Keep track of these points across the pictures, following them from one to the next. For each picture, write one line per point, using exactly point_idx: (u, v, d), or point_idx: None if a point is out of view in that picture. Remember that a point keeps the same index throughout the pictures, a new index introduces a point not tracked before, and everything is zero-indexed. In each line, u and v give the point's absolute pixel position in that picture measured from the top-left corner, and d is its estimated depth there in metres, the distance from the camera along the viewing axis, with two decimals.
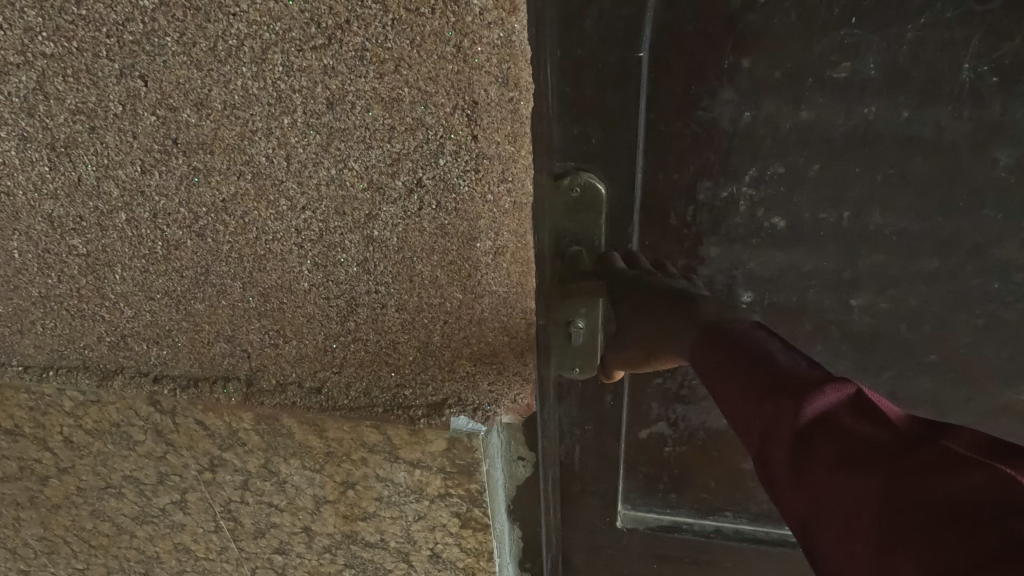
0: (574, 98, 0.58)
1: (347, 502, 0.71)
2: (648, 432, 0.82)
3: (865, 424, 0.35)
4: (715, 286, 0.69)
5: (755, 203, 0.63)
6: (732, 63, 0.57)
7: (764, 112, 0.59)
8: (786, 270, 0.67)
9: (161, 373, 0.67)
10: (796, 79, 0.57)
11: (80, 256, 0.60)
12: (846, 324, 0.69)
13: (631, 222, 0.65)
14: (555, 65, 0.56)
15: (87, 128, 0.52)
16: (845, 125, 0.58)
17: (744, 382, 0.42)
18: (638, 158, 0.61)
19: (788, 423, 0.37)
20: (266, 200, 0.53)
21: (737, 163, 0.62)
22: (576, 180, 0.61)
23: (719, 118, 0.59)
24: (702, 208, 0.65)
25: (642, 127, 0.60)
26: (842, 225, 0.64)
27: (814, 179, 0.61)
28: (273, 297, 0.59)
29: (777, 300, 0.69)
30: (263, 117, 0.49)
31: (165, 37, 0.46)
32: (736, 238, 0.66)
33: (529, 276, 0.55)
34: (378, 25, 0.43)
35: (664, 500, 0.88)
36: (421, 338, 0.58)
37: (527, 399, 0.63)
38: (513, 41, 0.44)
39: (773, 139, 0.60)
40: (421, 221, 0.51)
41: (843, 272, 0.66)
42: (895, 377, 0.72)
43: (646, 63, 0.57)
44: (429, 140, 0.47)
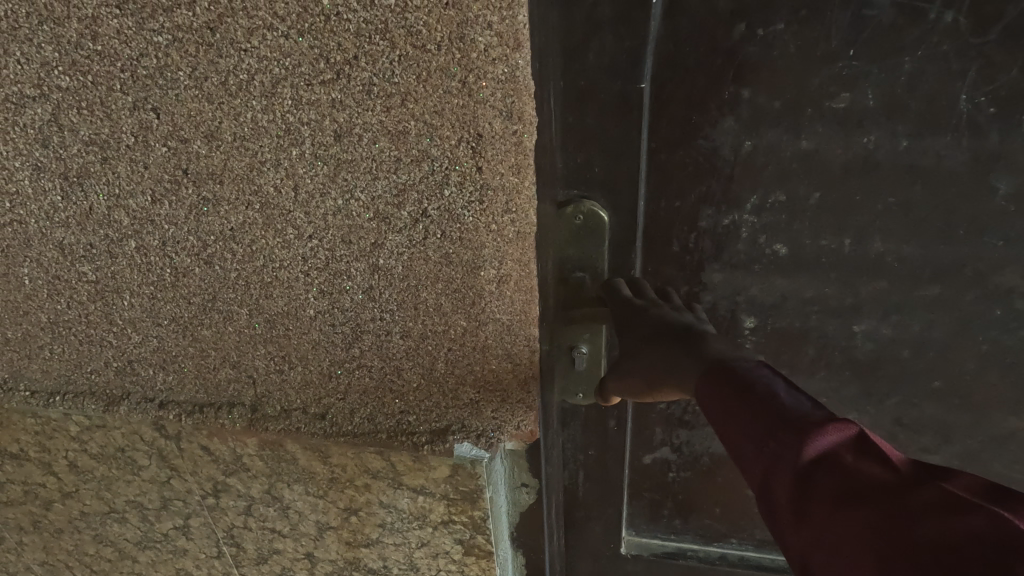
0: (577, 128, 0.59)
1: (350, 528, 0.71)
2: (652, 457, 0.82)
3: (868, 464, 0.35)
4: (718, 311, 0.70)
5: (757, 230, 0.64)
6: (732, 93, 0.57)
7: (765, 141, 0.59)
8: (788, 297, 0.67)
9: (167, 398, 0.67)
10: (795, 109, 0.58)
11: (90, 283, 0.61)
12: (849, 350, 0.70)
13: (633, 249, 0.66)
14: (558, 95, 0.57)
15: (99, 159, 0.53)
16: (845, 154, 0.59)
17: (747, 417, 0.42)
18: (641, 186, 0.62)
19: (791, 460, 0.38)
20: (273, 228, 0.54)
21: (739, 191, 0.62)
22: (579, 209, 0.62)
23: (720, 147, 0.60)
24: (704, 235, 0.65)
25: (644, 156, 0.61)
26: (844, 252, 0.64)
27: (815, 206, 0.62)
28: (280, 324, 0.59)
29: (779, 326, 0.69)
30: (271, 148, 0.50)
31: (177, 71, 0.47)
32: (738, 264, 0.66)
33: (532, 304, 0.55)
34: (385, 61, 0.44)
35: (668, 525, 0.88)
36: (425, 365, 0.59)
37: (531, 426, 0.63)
38: (517, 76, 0.44)
39: (774, 167, 0.61)
40: (426, 250, 0.52)
41: (845, 299, 0.67)
42: (899, 404, 0.72)
43: (648, 94, 0.58)
44: (434, 171, 0.48)
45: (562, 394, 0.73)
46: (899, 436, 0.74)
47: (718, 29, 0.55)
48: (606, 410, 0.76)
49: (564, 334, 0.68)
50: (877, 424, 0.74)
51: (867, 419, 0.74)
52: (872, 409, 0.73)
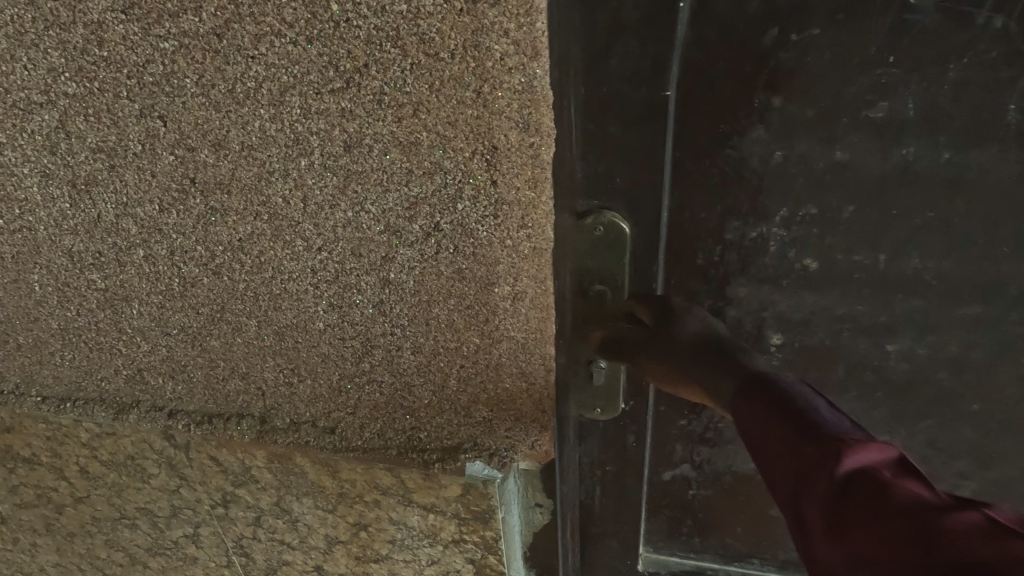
0: (598, 136, 0.56)
1: (360, 543, 0.69)
2: (672, 473, 0.79)
3: (910, 484, 0.32)
4: (743, 328, 0.67)
5: (786, 244, 0.61)
6: (763, 102, 0.55)
7: (797, 151, 0.56)
8: (818, 313, 0.64)
9: (176, 408, 0.66)
10: (830, 118, 0.54)
11: (99, 291, 0.60)
12: (881, 370, 0.66)
13: (656, 261, 0.63)
14: (578, 103, 0.54)
15: (107, 167, 0.52)
16: (882, 166, 0.56)
17: (782, 434, 0.40)
18: (664, 196, 0.59)
19: (827, 471, 0.35)
20: (282, 240, 0.52)
21: (768, 203, 0.59)
22: (599, 220, 0.59)
23: (749, 157, 0.57)
24: (730, 248, 0.62)
25: (669, 165, 0.58)
26: (879, 268, 0.61)
27: (848, 220, 0.59)
28: (289, 336, 0.58)
29: (808, 343, 0.66)
30: (280, 158, 0.48)
31: (184, 79, 0.46)
32: (765, 278, 0.63)
33: (549, 323, 0.51)
34: (397, 69, 0.42)
35: (688, 543, 0.85)
36: (437, 382, 0.57)
37: (547, 445, 0.60)
38: (535, 86, 0.42)
39: (805, 179, 0.58)
40: (438, 265, 0.50)
41: (878, 317, 0.63)
42: (933, 427, 0.68)
43: (673, 101, 0.55)
44: (448, 184, 0.46)
45: (580, 409, 0.71)
46: (932, 460, 0.71)
47: (749, 33, 0.52)
48: (624, 426, 0.73)
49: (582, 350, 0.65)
50: (909, 448, 0.70)
51: (900, 443, 0.70)
52: (904, 432, 0.69)
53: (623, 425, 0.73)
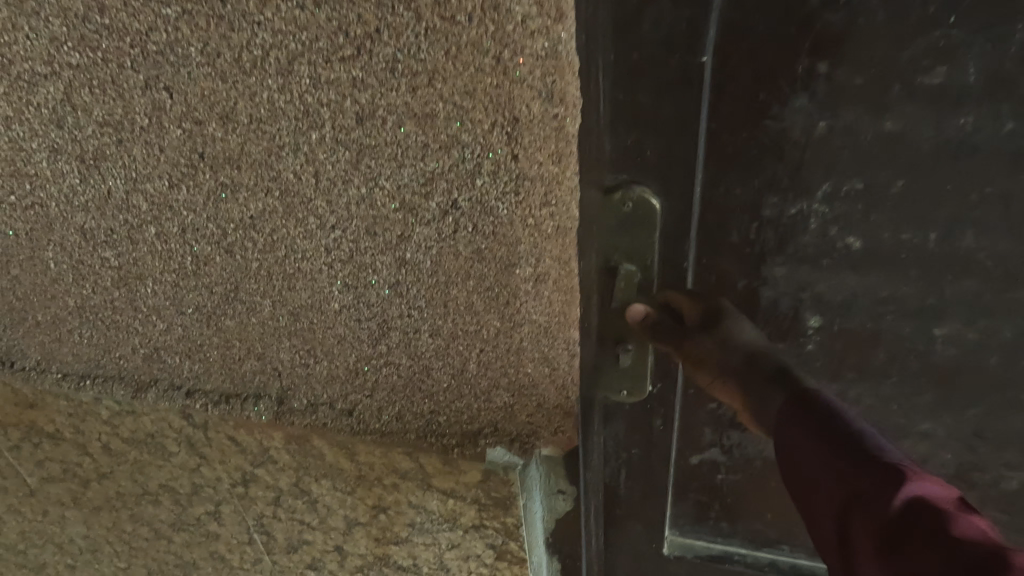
0: (628, 106, 0.52)
1: (379, 525, 0.68)
2: (700, 458, 0.77)
3: (967, 515, 0.36)
4: (779, 309, 0.63)
5: (828, 221, 0.57)
6: (807, 68, 0.50)
7: (844, 122, 0.52)
8: (860, 295, 0.60)
9: (194, 387, 0.65)
10: (881, 86, 0.50)
11: (113, 268, 0.59)
12: (927, 356, 0.62)
13: (688, 240, 0.59)
14: (608, 70, 0.51)
15: (114, 141, 0.50)
16: (936, 138, 0.51)
17: (836, 455, 0.43)
18: (698, 170, 0.56)
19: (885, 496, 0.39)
20: (294, 217, 0.50)
21: (809, 178, 0.55)
22: (628, 195, 0.56)
23: (790, 128, 0.53)
24: (767, 225, 0.59)
25: (703, 137, 0.54)
26: (928, 248, 0.56)
27: (897, 196, 0.55)
28: (304, 317, 0.56)
29: (848, 327, 0.62)
30: (290, 132, 0.45)
31: (189, 47, 0.43)
32: (804, 257, 0.60)
33: (574, 306, 0.49)
34: (410, 35, 0.39)
35: (715, 528, 0.83)
36: (456, 365, 0.54)
37: (570, 432, 0.57)
38: (560, 52, 0.38)
39: (851, 152, 0.53)
40: (456, 244, 0.47)
41: (925, 299, 0.59)
42: (980, 415, 0.64)
43: (709, 69, 0.51)
44: (465, 159, 0.43)
45: (604, 390, 0.68)
46: (979, 451, 0.66)
47: None
48: (651, 410, 0.71)
49: (609, 330, 0.62)
50: (954, 437, 0.66)
51: (945, 432, 0.66)
52: (949, 421, 0.65)
53: (649, 409, 0.71)
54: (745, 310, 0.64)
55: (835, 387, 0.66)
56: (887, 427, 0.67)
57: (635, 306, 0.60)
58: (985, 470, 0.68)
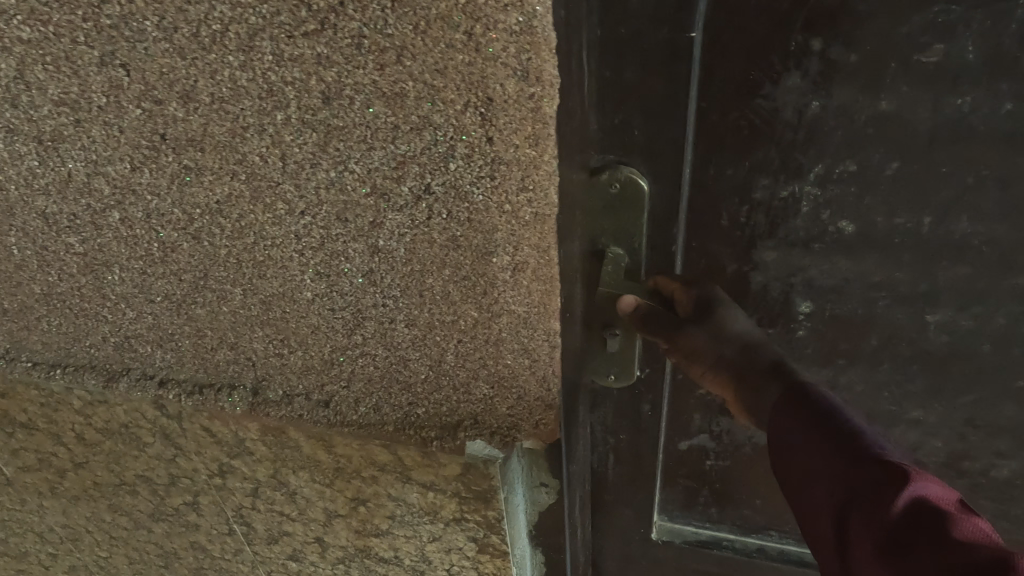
0: (616, 84, 0.50)
1: (359, 517, 0.67)
2: (689, 444, 0.75)
3: (933, 491, 0.40)
4: (769, 295, 0.61)
5: (820, 204, 0.55)
6: (800, 45, 0.48)
7: (837, 101, 0.50)
8: (852, 280, 0.58)
9: (166, 377, 0.63)
10: (876, 64, 0.48)
11: (78, 255, 0.56)
12: (919, 343, 0.60)
13: (676, 222, 0.57)
14: (595, 45, 0.48)
15: (72, 121, 0.47)
16: (932, 118, 0.49)
17: (821, 445, 0.47)
18: (686, 151, 0.54)
19: (862, 480, 0.43)
20: (262, 202, 0.48)
21: (802, 159, 0.53)
22: (615, 175, 0.54)
23: (782, 108, 0.51)
24: (758, 208, 0.56)
25: (692, 116, 0.52)
26: (922, 232, 0.54)
27: (892, 178, 0.52)
28: (276, 306, 0.54)
29: (839, 312, 0.61)
30: (254, 112, 0.43)
31: (144, 21, 0.41)
32: (796, 241, 0.58)
33: (554, 296, 0.47)
34: (376, 8, 0.37)
35: (703, 513, 0.81)
36: (434, 357, 0.52)
37: (552, 425, 0.55)
38: (536, 27, 0.36)
39: (844, 133, 0.51)
40: (431, 232, 0.45)
41: (918, 285, 0.57)
42: (972, 403, 0.63)
43: (699, 45, 0.49)
44: (438, 142, 0.41)
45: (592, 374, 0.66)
46: (970, 439, 0.65)
47: None
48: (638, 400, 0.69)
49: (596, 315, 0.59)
50: (945, 426, 0.65)
51: (936, 421, 0.65)
52: (941, 409, 0.64)
53: (637, 396, 0.69)
54: (736, 296, 0.62)
55: (825, 374, 0.65)
56: (878, 415, 0.66)
57: (625, 299, 0.56)
58: (976, 458, 0.66)
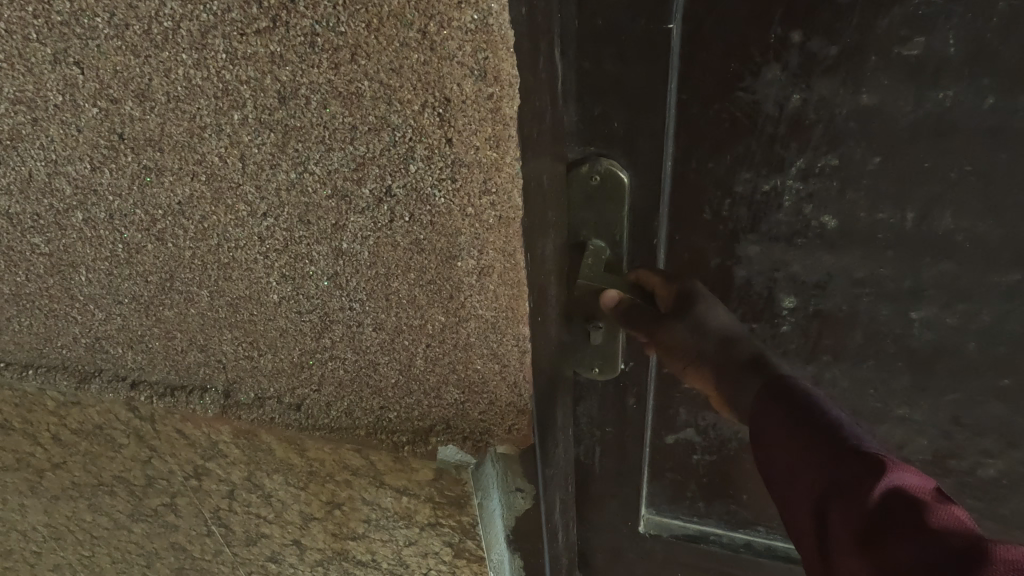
0: (595, 76, 0.49)
1: (335, 521, 0.66)
2: (676, 438, 0.74)
3: (910, 479, 0.38)
4: (752, 290, 0.60)
5: (802, 199, 0.54)
6: (778, 38, 0.46)
7: (818, 95, 0.48)
8: (835, 276, 0.57)
9: (138, 378, 0.62)
10: (856, 57, 0.46)
11: (44, 255, 0.55)
12: (903, 340, 0.59)
13: (658, 217, 0.56)
14: (572, 38, 0.48)
15: (29, 120, 0.46)
16: (914, 113, 0.48)
17: (797, 441, 0.45)
18: (667, 144, 0.52)
19: (838, 473, 0.41)
20: (224, 203, 0.46)
21: (783, 153, 0.52)
22: (595, 168, 0.53)
23: (762, 101, 0.49)
24: (740, 203, 0.55)
25: (672, 110, 0.51)
26: (906, 228, 0.53)
27: (874, 173, 0.51)
28: (243, 309, 0.53)
29: (823, 308, 0.59)
30: (211, 112, 0.42)
31: (95, 18, 0.40)
32: (778, 236, 0.56)
33: (522, 300, 0.45)
34: (328, 5, 0.35)
35: (691, 508, 0.80)
36: (403, 361, 0.51)
37: (525, 431, 0.54)
38: (491, 25, 0.35)
39: (825, 127, 0.50)
40: (394, 235, 0.44)
41: (902, 282, 0.56)
42: (958, 402, 0.61)
43: (677, 37, 0.48)
44: (397, 143, 0.39)
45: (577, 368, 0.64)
46: (956, 438, 0.63)
47: None
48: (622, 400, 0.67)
49: (577, 306, 0.58)
50: (931, 424, 0.63)
51: (921, 421, 0.63)
52: (927, 407, 0.62)
53: (619, 395, 0.68)
54: (719, 293, 0.61)
55: (810, 370, 0.63)
56: (863, 412, 0.65)
57: (607, 293, 0.55)
58: (962, 459, 0.65)
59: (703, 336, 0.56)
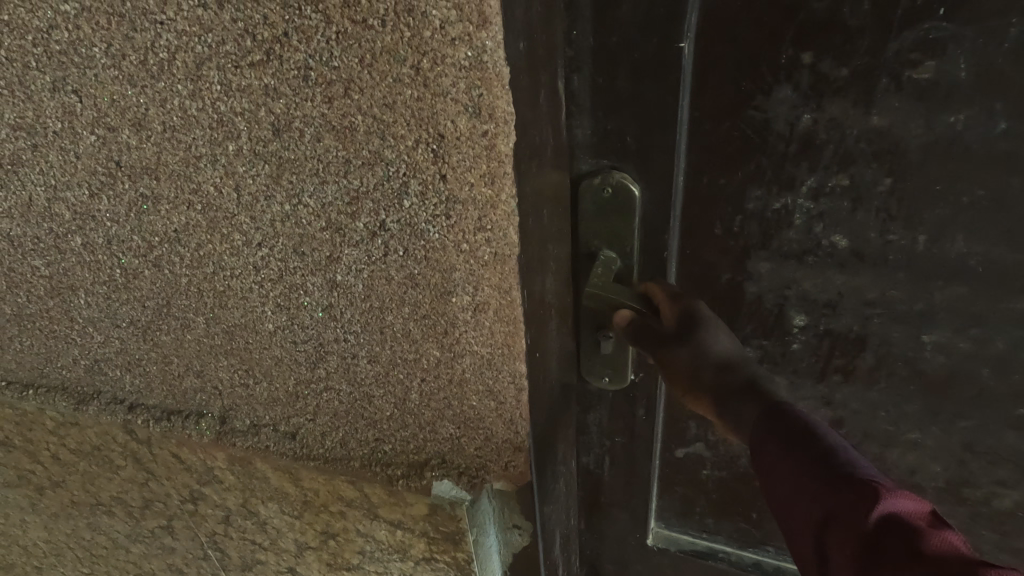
0: (609, 91, 0.48)
1: (330, 551, 0.64)
2: (685, 452, 0.67)
3: (900, 501, 0.37)
4: (761, 309, 0.55)
5: (812, 218, 0.50)
6: (789, 58, 0.44)
7: (828, 115, 0.46)
8: (847, 296, 0.53)
9: (136, 401, 0.62)
10: (866, 79, 0.44)
11: (44, 278, 0.55)
12: (916, 364, 0.54)
13: (670, 236, 0.53)
14: (587, 55, 0.47)
15: (29, 146, 0.46)
16: (925, 136, 0.45)
17: (783, 458, 0.43)
18: (679, 160, 0.50)
19: (827, 498, 0.39)
20: (219, 233, 0.46)
21: (792, 172, 0.49)
22: (606, 181, 0.51)
23: (773, 120, 0.47)
24: (751, 219, 0.52)
25: (684, 126, 0.49)
26: (918, 250, 0.49)
27: (886, 194, 0.48)
28: (239, 336, 0.52)
29: (835, 327, 0.55)
30: (206, 142, 0.41)
31: (93, 47, 0.40)
32: (789, 254, 0.52)
33: (518, 337, 0.44)
34: (321, 40, 0.35)
35: (700, 524, 0.72)
36: (398, 395, 0.50)
37: (522, 468, 0.52)
38: (485, 62, 0.34)
39: (835, 148, 0.47)
40: (388, 268, 0.43)
41: (913, 305, 0.52)
42: (970, 430, 0.55)
43: (689, 56, 0.46)
44: (391, 177, 0.39)
45: (586, 377, 0.62)
46: (970, 466, 0.57)
47: None
48: (631, 413, 0.64)
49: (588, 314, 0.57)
50: (946, 458, 0.58)
51: (938, 459, 0.58)
52: (945, 444, 0.57)
53: (624, 423, 0.65)
54: (731, 310, 0.56)
55: (820, 391, 0.58)
56: (874, 436, 0.59)
57: (619, 314, 0.53)
58: (987, 504, 0.58)
59: (703, 367, 0.50)
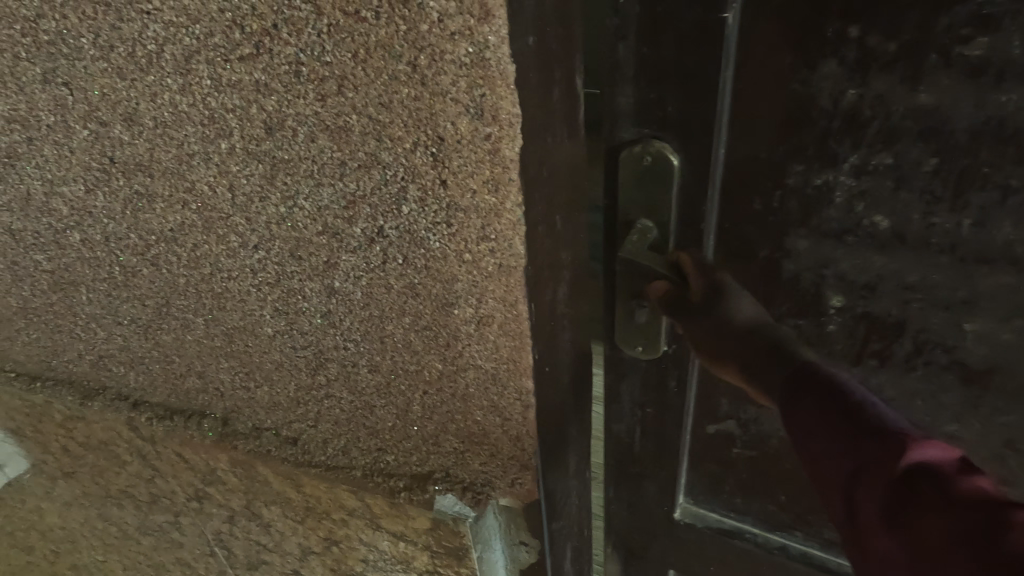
0: (652, 62, 0.44)
1: (333, 557, 0.63)
2: (717, 428, 0.61)
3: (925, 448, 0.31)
4: (796, 290, 0.50)
5: (853, 198, 0.45)
6: (833, 32, 0.40)
7: (874, 92, 0.41)
8: (885, 281, 0.47)
9: (140, 398, 0.61)
10: (915, 54, 0.39)
11: (46, 272, 0.54)
12: (959, 355, 0.48)
13: (705, 223, 0.49)
14: (631, 23, 0.43)
15: (24, 138, 0.44)
16: (976, 115, 0.39)
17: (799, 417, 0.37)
18: (719, 137, 0.45)
19: (844, 452, 0.33)
20: (215, 234, 0.44)
21: (831, 150, 0.44)
22: (647, 149, 0.47)
23: (816, 95, 0.42)
24: (790, 195, 0.47)
25: (726, 100, 0.44)
26: (962, 235, 0.43)
27: (933, 176, 0.42)
28: (238, 339, 0.50)
29: (872, 311, 0.49)
30: (198, 139, 0.39)
31: (80, 38, 0.37)
32: (828, 233, 0.47)
33: (523, 355, 0.41)
34: (311, 32, 0.32)
35: (727, 501, 0.66)
36: (400, 407, 0.48)
37: (528, 487, 0.49)
38: (488, 58, 0.31)
39: (880, 126, 0.42)
40: (387, 276, 0.40)
41: (955, 292, 0.46)
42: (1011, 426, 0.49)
43: (735, 28, 0.42)
44: (389, 181, 0.36)
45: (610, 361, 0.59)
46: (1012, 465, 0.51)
47: None
48: (656, 404, 0.60)
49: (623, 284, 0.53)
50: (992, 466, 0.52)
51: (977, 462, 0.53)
52: (986, 448, 0.51)
53: (649, 419, 0.62)
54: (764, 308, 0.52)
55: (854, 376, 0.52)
56: None
57: (653, 285, 0.51)
58: None
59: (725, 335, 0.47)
